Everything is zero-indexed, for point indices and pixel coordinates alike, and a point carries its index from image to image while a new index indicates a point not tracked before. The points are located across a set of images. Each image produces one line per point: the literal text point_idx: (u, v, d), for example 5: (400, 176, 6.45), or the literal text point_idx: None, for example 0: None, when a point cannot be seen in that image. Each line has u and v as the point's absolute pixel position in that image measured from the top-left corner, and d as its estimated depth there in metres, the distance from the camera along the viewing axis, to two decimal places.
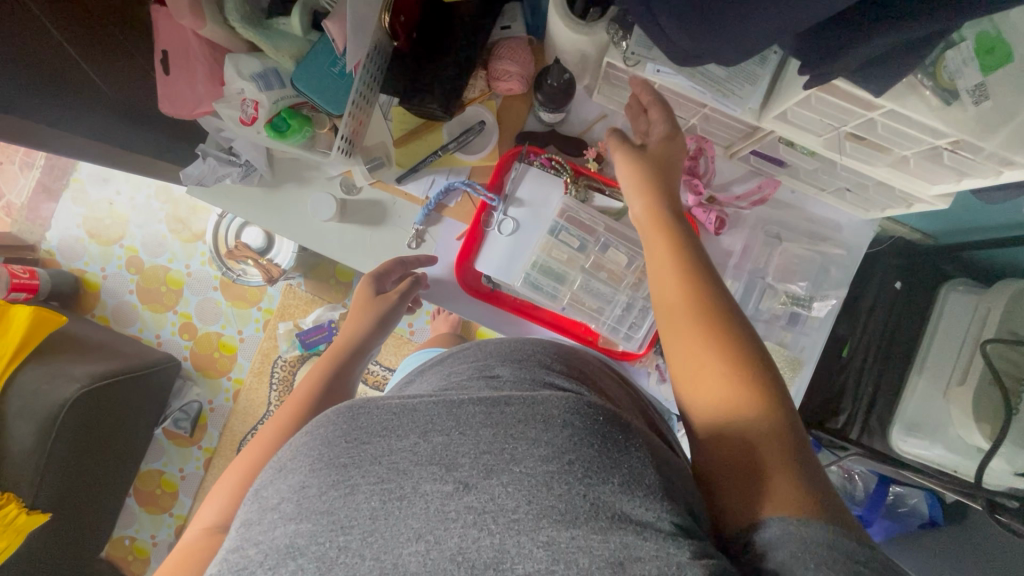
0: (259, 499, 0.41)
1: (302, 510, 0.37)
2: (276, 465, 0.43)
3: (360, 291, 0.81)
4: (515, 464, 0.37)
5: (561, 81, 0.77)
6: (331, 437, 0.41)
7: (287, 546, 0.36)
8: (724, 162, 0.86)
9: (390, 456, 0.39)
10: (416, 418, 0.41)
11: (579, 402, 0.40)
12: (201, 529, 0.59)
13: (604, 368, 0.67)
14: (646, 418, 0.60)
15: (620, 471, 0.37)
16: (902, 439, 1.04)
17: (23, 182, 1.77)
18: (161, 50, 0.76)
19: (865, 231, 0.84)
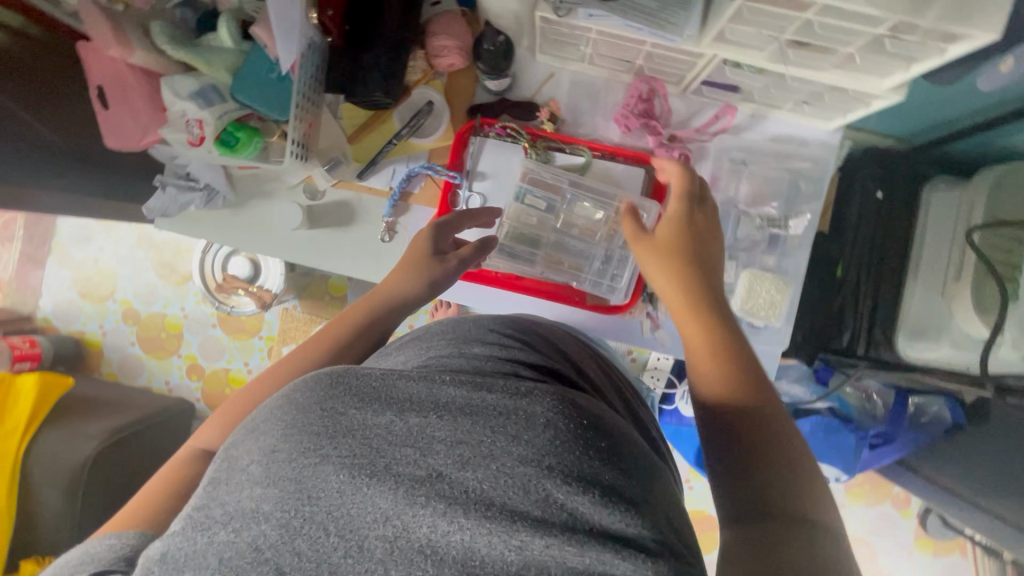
0: (229, 455, 0.41)
1: (272, 474, 0.38)
2: (249, 425, 0.43)
3: (417, 245, 0.74)
4: (493, 457, 0.37)
5: (496, 43, 0.78)
6: (307, 401, 0.41)
7: (253, 509, 0.37)
8: (677, 98, 0.85)
9: (365, 430, 0.39)
10: (394, 395, 0.40)
11: (565, 402, 0.40)
12: (194, 450, 0.57)
13: (581, 344, 0.70)
14: (621, 398, 0.63)
15: (603, 483, 0.37)
16: (910, 346, 1.03)
17: (7, 256, 1.78)
18: (95, 85, 0.76)
19: (831, 141, 0.83)
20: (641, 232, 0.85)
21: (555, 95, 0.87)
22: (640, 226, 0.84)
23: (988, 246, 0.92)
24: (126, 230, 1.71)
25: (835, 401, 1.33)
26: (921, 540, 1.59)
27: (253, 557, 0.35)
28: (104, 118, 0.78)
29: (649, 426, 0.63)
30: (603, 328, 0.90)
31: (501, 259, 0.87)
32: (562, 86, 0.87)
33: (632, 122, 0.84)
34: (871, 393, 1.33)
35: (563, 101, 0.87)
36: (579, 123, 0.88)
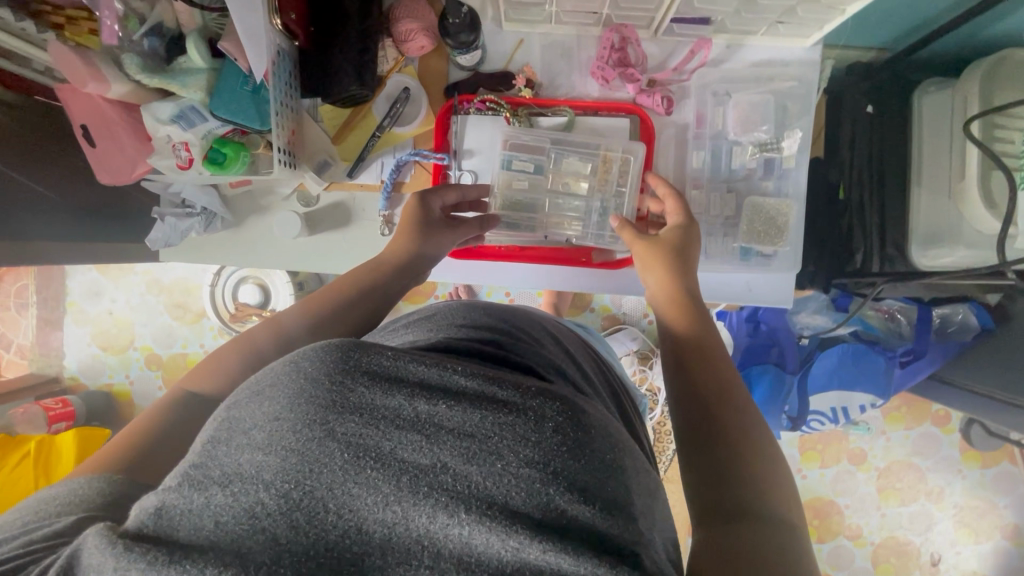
0: (229, 418, 0.39)
1: (274, 442, 0.36)
2: (249, 389, 0.41)
3: (407, 208, 0.77)
4: (500, 452, 0.36)
5: (462, 16, 0.77)
6: (317, 372, 0.39)
7: (250, 475, 0.35)
8: (650, 43, 0.85)
9: (373, 411, 0.37)
10: (407, 379, 0.39)
11: (573, 409, 0.39)
12: (183, 392, 0.58)
13: (569, 333, 0.70)
14: (609, 387, 0.64)
15: (601, 497, 0.37)
16: (924, 254, 1.02)
17: (25, 324, 1.81)
18: (80, 124, 0.78)
19: (811, 58, 0.82)
20: (631, 176, 0.84)
21: (528, 61, 0.87)
22: (629, 170, 0.83)
23: (989, 137, 0.90)
24: (134, 279, 1.73)
25: (859, 325, 1.33)
26: (968, 453, 1.58)
27: (249, 525, 0.33)
28: (95, 156, 0.81)
29: (634, 424, 0.62)
30: (614, 284, 0.90)
31: (502, 233, 0.88)
32: (533, 51, 0.87)
33: (609, 73, 0.84)
34: (894, 312, 1.32)
35: (538, 66, 0.87)
36: (557, 85, 0.87)
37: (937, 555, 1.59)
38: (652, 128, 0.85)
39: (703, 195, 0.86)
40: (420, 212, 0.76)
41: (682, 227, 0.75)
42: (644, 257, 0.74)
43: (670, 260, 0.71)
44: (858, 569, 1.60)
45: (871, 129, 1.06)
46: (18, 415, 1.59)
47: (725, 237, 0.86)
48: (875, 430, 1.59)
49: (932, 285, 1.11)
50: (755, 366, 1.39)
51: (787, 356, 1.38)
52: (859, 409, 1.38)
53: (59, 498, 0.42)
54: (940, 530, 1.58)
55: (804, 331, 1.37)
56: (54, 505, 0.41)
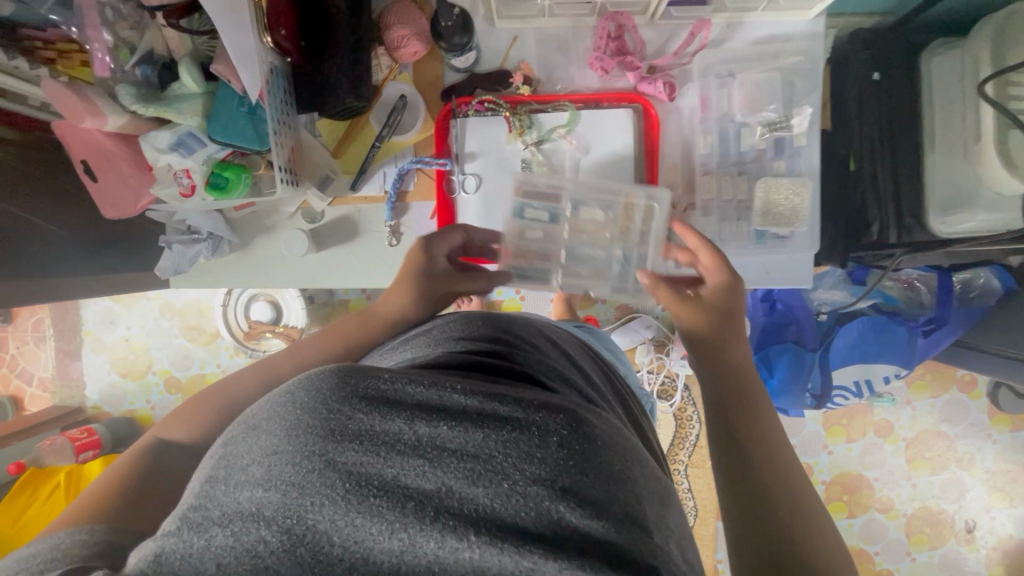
0: (226, 456, 0.39)
1: (273, 477, 0.35)
2: (248, 423, 0.41)
3: (411, 258, 0.74)
4: (505, 471, 0.36)
5: (454, 17, 0.75)
6: (315, 402, 0.38)
7: (250, 512, 0.34)
8: (647, 28, 0.83)
9: (373, 437, 0.37)
10: (406, 402, 0.39)
11: (577, 420, 0.38)
12: (155, 440, 0.60)
13: (574, 339, 0.68)
14: (616, 392, 0.63)
15: (615, 511, 0.35)
16: (943, 221, 0.99)
17: (44, 356, 1.83)
18: (80, 161, 0.78)
19: (816, 30, 0.80)
20: (655, 223, 0.80)
21: (523, 56, 0.85)
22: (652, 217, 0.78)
23: (1004, 97, 0.86)
24: (147, 304, 1.74)
25: (879, 297, 1.30)
26: (997, 417, 1.55)
27: (251, 565, 0.32)
28: (96, 191, 0.80)
29: (642, 426, 0.62)
30: None
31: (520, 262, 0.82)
32: (528, 46, 0.85)
33: (608, 63, 0.82)
34: (913, 281, 1.29)
35: (534, 61, 0.85)
36: (555, 79, 0.85)
37: (972, 521, 1.56)
38: (656, 116, 0.83)
39: (713, 179, 0.84)
40: (423, 263, 0.74)
41: (730, 288, 0.71)
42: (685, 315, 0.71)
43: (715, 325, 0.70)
44: (892, 542, 1.58)
45: (879, 97, 1.04)
46: (46, 447, 1.61)
47: (739, 221, 0.84)
48: (900, 400, 1.57)
49: (953, 251, 1.09)
50: (775, 347, 1.36)
51: (806, 333, 1.34)
52: (882, 380, 1.37)
53: (40, 556, 0.39)
54: (973, 497, 1.56)
55: (821, 308, 1.35)
56: (35, 562, 0.39)
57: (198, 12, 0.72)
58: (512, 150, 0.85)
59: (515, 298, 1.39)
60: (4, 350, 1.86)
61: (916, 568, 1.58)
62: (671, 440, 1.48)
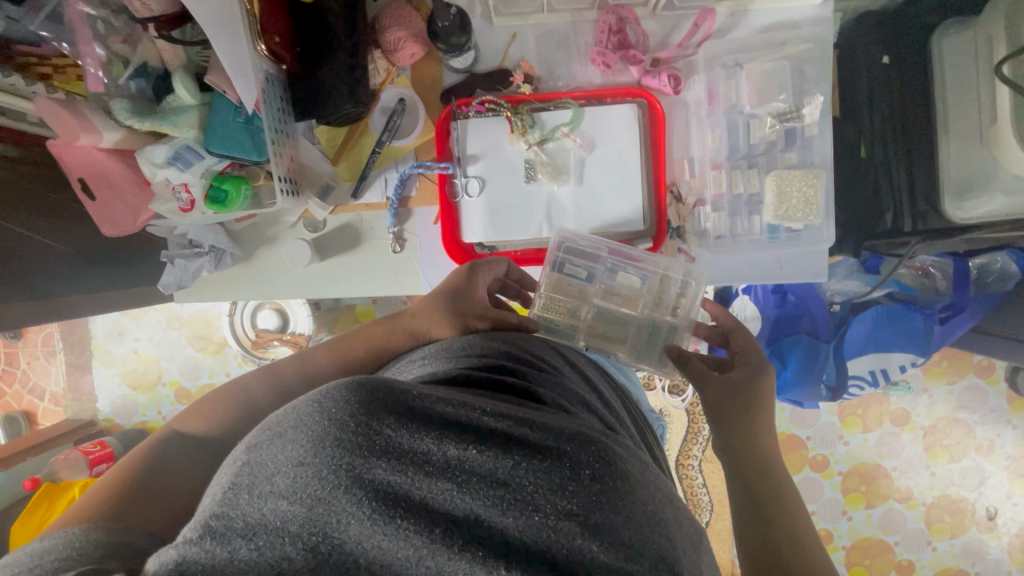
0: (249, 461, 0.37)
1: (297, 489, 0.33)
2: (271, 429, 0.38)
3: (454, 278, 0.73)
4: (536, 503, 0.34)
5: (451, 17, 0.73)
6: (339, 411, 0.36)
7: (275, 526, 0.33)
8: (649, 20, 0.81)
9: (402, 456, 0.35)
10: (436, 421, 0.37)
11: (609, 455, 0.37)
12: (164, 438, 0.58)
13: (585, 358, 0.66)
14: (628, 407, 0.62)
15: (646, 555, 0.34)
16: (959, 207, 0.96)
17: (55, 371, 1.84)
18: (77, 179, 0.77)
19: (823, 15, 0.77)
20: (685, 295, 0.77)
21: (523, 55, 0.83)
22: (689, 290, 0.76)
23: (1021, 76, 0.82)
24: (154, 315, 1.74)
25: (893, 286, 1.28)
26: (1017, 403, 1.52)
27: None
28: (95, 208, 0.79)
29: (645, 434, 0.61)
30: None
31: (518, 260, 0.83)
32: (528, 44, 0.83)
33: (610, 58, 0.79)
34: (927, 267, 1.27)
35: (534, 58, 0.83)
36: (557, 76, 0.83)
37: (993, 509, 1.53)
38: (662, 111, 0.81)
39: (723, 173, 0.81)
40: (464, 283, 0.72)
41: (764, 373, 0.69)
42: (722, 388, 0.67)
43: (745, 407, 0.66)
44: (911, 532, 1.56)
45: (889, 81, 1.01)
46: (60, 461, 1.62)
47: (750, 215, 0.82)
48: (917, 388, 1.54)
49: (970, 237, 1.06)
50: (787, 338, 1.34)
51: (820, 325, 1.32)
52: (898, 369, 1.33)
53: (55, 552, 0.38)
54: (994, 484, 1.53)
55: (834, 298, 1.32)
56: (47, 561, 0.37)
57: (190, 22, 0.71)
58: (515, 151, 0.83)
59: None
60: (16, 365, 1.87)
61: (937, 558, 1.55)
62: (685, 436, 1.46)
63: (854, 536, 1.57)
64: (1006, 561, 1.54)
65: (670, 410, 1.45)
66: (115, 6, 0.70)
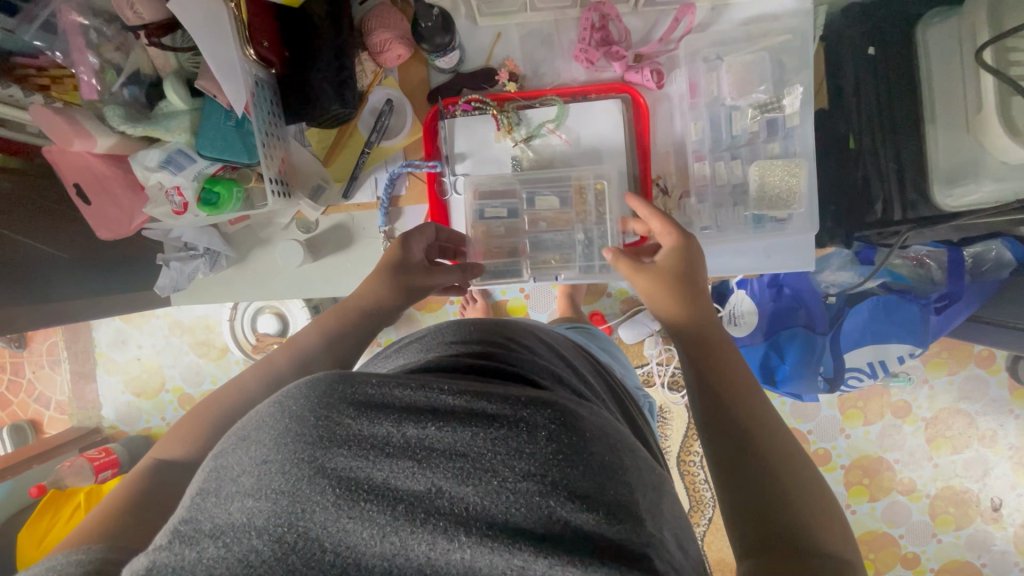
0: (217, 466, 0.38)
1: (263, 486, 0.35)
2: (237, 433, 0.40)
3: (389, 251, 0.76)
4: (495, 469, 0.35)
5: (434, 17, 0.75)
6: (302, 410, 0.38)
7: (240, 524, 0.34)
8: (631, 17, 0.82)
9: (363, 441, 0.36)
10: (395, 406, 0.38)
11: (566, 415, 0.38)
12: (153, 462, 0.59)
13: (569, 342, 0.68)
14: (608, 383, 0.63)
15: (605, 502, 0.35)
16: (947, 195, 0.96)
17: (60, 379, 1.86)
18: (72, 184, 0.79)
19: (804, 7, 0.78)
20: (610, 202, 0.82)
21: (508, 53, 0.84)
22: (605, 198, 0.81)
23: (1004, 64, 0.83)
24: (156, 322, 1.76)
25: (887, 277, 1.28)
26: (1018, 392, 1.52)
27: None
28: (90, 213, 0.81)
29: (632, 414, 0.62)
30: None
31: (503, 256, 0.85)
32: (512, 42, 0.84)
33: (593, 54, 0.81)
34: (923, 257, 1.28)
35: (519, 57, 0.84)
36: (541, 73, 0.85)
37: (997, 500, 1.53)
38: (645, 105, 0.82)
39: (707, 165, 0.82)
40: (401, 253, 0.75)
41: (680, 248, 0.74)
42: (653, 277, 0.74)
43: (678, 287, 0.72)
44: (916, 524, 1.55)
45: (875, 72, 1.02)
46: (66, 468, 1.63)
47: (735, 206, 0.83)
48: (917, 380, 1.54)
49: (961, 225, 1.06)
50: (784, 331, 1.35)
51: (816, 318, 1.33)
52: (896, 360, 1.33)
53: None
54: (998, 475, 1.52)
55: (829, 289, 1.32)
56: None
57: (180, 29, 0.72)
58: (502, 148, 0.85)
59: (519, 297, 1.39)
60: (22, 375, 1.90)
61: (942, 550, 1.55)
62: (685, 432, 1.47)
63: (858, 530, 1.56)
64: (1012, 552, 1.54)
65: (669, 405, 1.46)
66: (106, 15, 0.72)
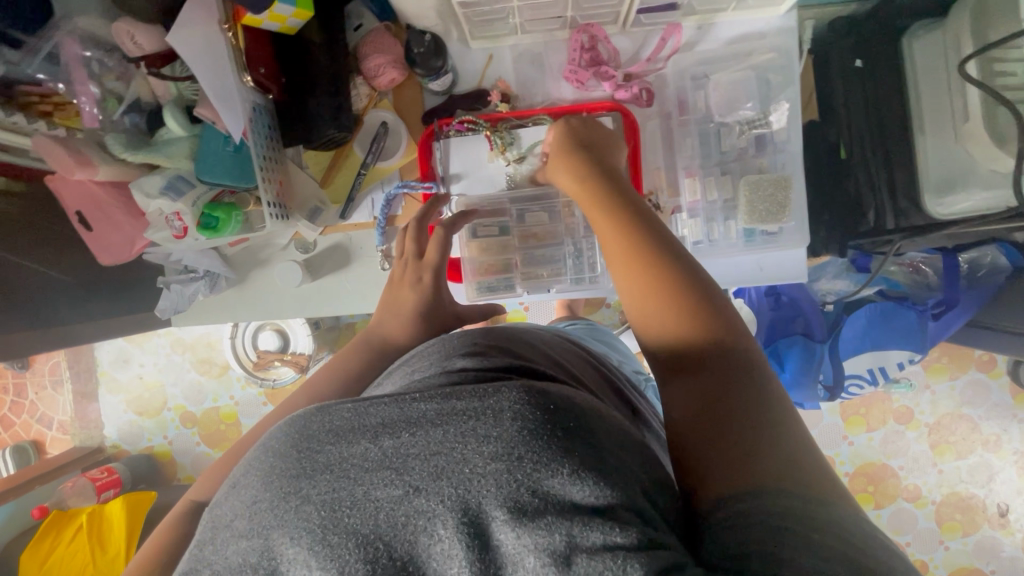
0: (218, 516, 0.40)
1: (257, 525, 0.37)
2: (233, 480, 0.42)
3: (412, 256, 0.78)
4: (466, 460, 0.36)
5: (426, 43, 0.77)
6: (285, 447, 0.40)
7: (241, 564, 0.36)
8: (621, 36, 0.83)
9: (342, 464, 0.37)
10: (367, 422, 0.39)
11: (528, 392, 0.38)
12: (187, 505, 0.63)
13: (566, 345, 0.68)
14: (608, 382, 0.65)
15: (571, 464, 0.36)
16: (939, 204, 0.97)
17: (63, 400, 1.86)
18: (75, 211, 0.81)
19: (787, 25, 0.79)
20: None
21: (500, 74, 0.86)
22: None
23: (988, 74, 0.85)
24: (158, 340, 1.77)
25: (883, 284, 1.30)
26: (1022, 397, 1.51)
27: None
28: (93, 239, 0.83)
29: (642, 417, 0.63)
30: None
31: (497, 272, 0.87)
32: (504, 64, 0.86)
33: (582, 75, 0.82)
34: (919, 264, 1.29)
35: (511, 77, 0.86)
36: (532, 94, 0.86)
37: (1004, 505, 1.52)
38: (635, 122, 0.82)
39: (697, 180, 0.83)
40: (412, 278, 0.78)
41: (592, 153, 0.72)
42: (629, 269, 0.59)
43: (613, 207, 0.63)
44: (922, 531, 1.54)
45: (863, 84, 1.03)
46: (67, 489, 1.65)
47: (725, 220, 0.84)
48: (918, 385, 1.54)
49: (953, 233, 1.07)
50: (783, 340, 1.35)
51: (814, 326, 1.33)
52: (897, 367, 1.34)
53: None
54: (1004, 480, 1.52)
55: (826, 297, 1.35)
56: None
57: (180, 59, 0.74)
58: (495, 167, 0.86)
59: (520, 309, 1.43)
60: (24, 396, 1.91)
61: (950, 557, 1.54)
62: None
63: None
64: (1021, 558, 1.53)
65: None
66: (108, 45, 0.74)
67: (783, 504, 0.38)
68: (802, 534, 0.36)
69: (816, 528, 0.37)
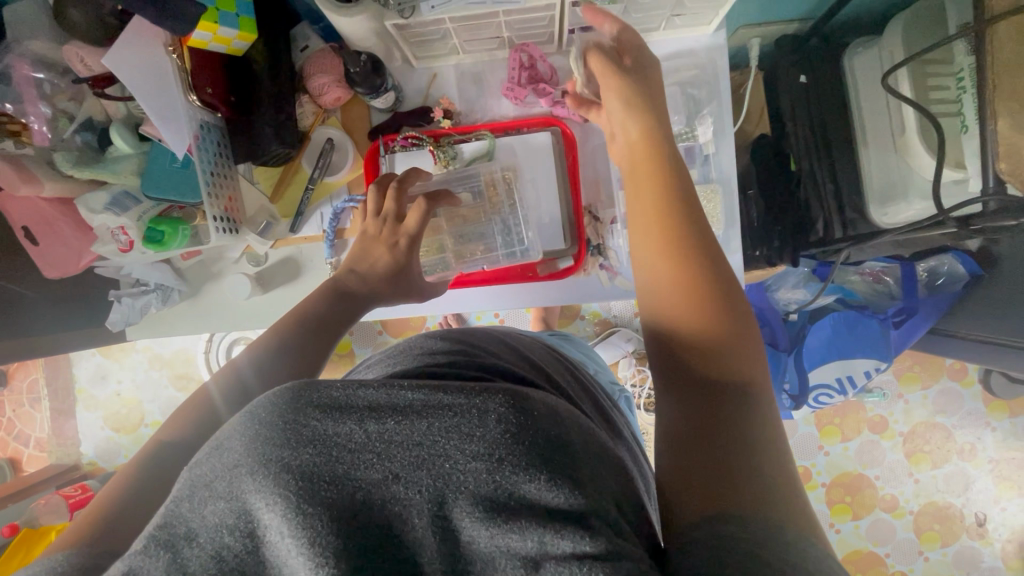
0: (190, 476, 0.39)
1: (233, 490, 0.36)
2: (210, 443, 0.41)
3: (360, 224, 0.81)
4: (449, 453, 0.38)
5: (361, 64, 0.78)
6: (269, 414, 0.39)
7: (212, 525, 0.36)
8: (558, 56, 0.87)
9: (326, 440, 0.38)
10: (355, 403, 0.40)
11: (516, 397, 0.40)
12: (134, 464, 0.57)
13: (542, 348, 0.70)
14: (586, 390, 0.65)
15: (550, 471, 0.37)
16: (884, 213, 0.99)
17: (40, 417, 1.86)
18: (21, 227, 0.83)
19: (717, 44, 0.83)
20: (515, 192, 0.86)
21: (444, 92, 0.89)
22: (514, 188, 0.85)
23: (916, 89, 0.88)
24: (136, 357, 1.78)
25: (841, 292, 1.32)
26: (992, 404, 1.52)
27: (215, 568, 0.34)
28: (38, 253, 0.85)
29: (614, 421, 0.63)
30: (564, 295, 0.93)
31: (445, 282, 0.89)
32: (447, 82, 0.89)
33: (521, 91, 0.86)
34: (881, 273, 1.30)
35: (454, 95, 0.90)
36: (475, 110, 0.90)
37: (981, 515, 1.52)
38: (573, 136, 0.88)
39: None
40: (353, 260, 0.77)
41: (650, 101, 0.66)
42: (651, 264, 0.57)
43: (659, 177, 0.61)
44: (901, 542, 1.54)
45: (808, 99, 1.06)
46: (42, 507, 1.62)
47: None
48: (891, 395, 1.55)
49: (901, 240, 1.10)
50: None
51: (778, 335, 1.36)
52: (864, 376, 1.33)
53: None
54: (979, 488, 1.52)
55: (789, 307, 1.35)
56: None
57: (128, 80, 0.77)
58: None
59: (494, 320, 1.47)
60: (2, 414, 1.90)
61: (930, 568, 1.53)
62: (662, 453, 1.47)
63: (844, 549, 1.55)
64: (1001, 567, 1.52)
65: (644, 426, 1.47)
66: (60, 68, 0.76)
67: (746, 529, 0.39)
68: (767, 539, 0.38)
69: (762, 545, 0.37)
